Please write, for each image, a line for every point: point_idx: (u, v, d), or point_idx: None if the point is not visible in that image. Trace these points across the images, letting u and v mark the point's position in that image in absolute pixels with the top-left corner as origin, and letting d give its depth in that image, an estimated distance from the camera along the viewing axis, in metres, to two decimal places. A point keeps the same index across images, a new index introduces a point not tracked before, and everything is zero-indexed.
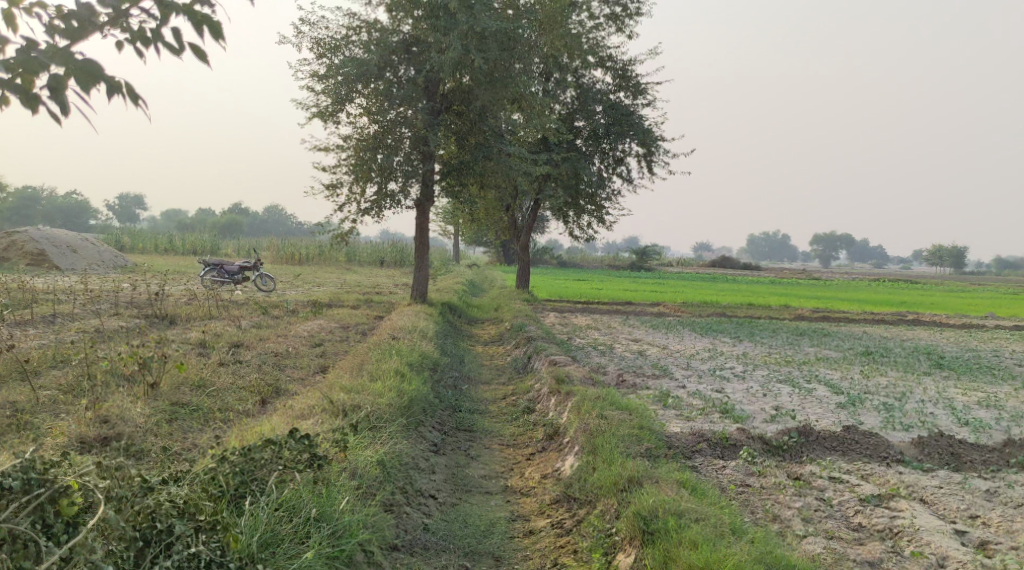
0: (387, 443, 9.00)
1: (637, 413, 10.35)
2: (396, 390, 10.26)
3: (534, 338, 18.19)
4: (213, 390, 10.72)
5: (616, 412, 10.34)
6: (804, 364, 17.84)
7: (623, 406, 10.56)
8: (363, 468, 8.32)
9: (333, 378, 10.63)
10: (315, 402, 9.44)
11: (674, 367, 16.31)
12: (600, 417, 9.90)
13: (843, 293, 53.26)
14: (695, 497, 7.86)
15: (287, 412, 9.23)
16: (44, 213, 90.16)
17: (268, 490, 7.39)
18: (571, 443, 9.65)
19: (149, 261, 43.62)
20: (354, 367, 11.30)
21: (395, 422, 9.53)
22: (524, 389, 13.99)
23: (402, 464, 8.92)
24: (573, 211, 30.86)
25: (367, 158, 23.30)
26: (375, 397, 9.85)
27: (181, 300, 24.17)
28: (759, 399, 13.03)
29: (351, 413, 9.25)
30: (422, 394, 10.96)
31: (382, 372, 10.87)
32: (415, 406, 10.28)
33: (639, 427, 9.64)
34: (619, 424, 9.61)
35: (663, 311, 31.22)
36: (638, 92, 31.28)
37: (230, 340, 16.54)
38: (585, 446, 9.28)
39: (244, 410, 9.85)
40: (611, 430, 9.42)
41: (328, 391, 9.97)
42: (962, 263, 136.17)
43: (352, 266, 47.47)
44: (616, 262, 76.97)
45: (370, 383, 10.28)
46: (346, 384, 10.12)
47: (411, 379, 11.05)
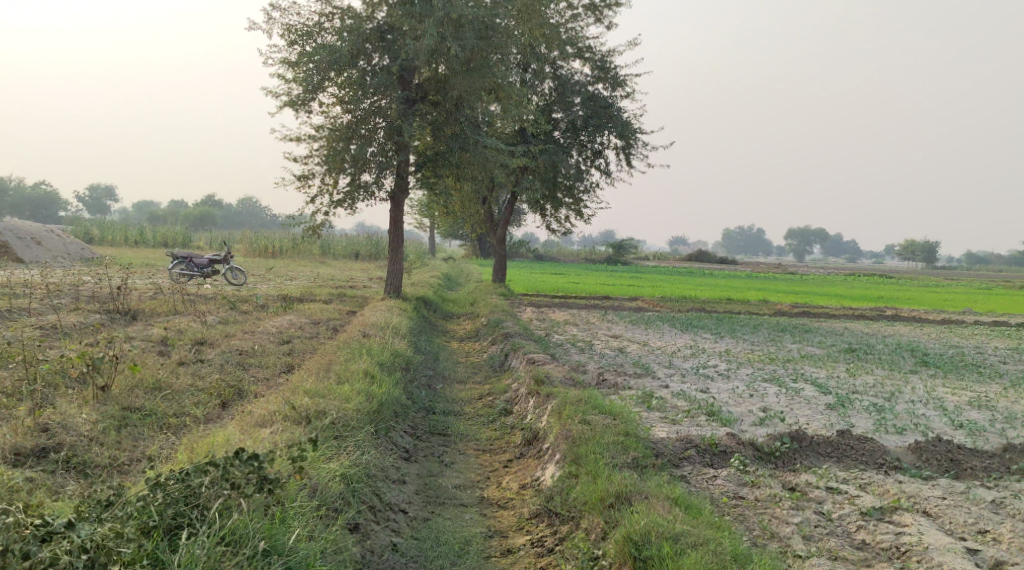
0: (354, 454, 8.40)
1: (621, 417, 9.80)
2: (364, 394, 9.65)
3: (512, 334, 17.63)
4: (169, 392, 10.07)
5: (599, 416, 9.80)
6: (788, 361, 17.41)
7: (606, 410, 10.00)
8: (324, 485, 7.78)
9: (298, 381, 10.01)
10: (276, 408, 8.82)
11: (656, 365, 15.81)
12: (582, 423, 9.33)
13: (819, 287, 53.12)
14: (690, 516, 7.33)
15: (244, 421, 8.61)
16: (12, 203, 88.30)
17: (210, 520, 6.89)
18: (552, 451, 9.11)
19: (116, 253, 42.55)
20: (321, 368, 10.66)
21: (363, 430, 8.93)
22: (501, 389, 13.42)
23: (370, 476, 8.34)
24: (550, 204, 30.29)
25: (340, 148, 22.59)
26: (342, 402, 9.23)
27: (145, 294, 23.37)
28: (745, 400, 12.54)
29: (314, 421, 8.65)
30: (393, 396, 10.35)
31: (351, 374, 10.24)
32: (385, 411, 9.69)
33: (624, 433, 9.10)
34: (604, 430, 9.05)
35: (641, 306, 30.77)
36: (617, 83, 30.73)
37: (194, 337, 15.84)
38: (568, 456, 8.73)
39: (201, 415, 9.22)
40: (594, 438, 8.87)
41: (291, 395, 9.34)
42: (935, 257, 137.12)
43: (326, 259, 46.63)
44: (592, 256, 76.54)
45: (337, 386, 9.65)
46: (309, 387, 9.49)
47: (381, 381, 10.43)
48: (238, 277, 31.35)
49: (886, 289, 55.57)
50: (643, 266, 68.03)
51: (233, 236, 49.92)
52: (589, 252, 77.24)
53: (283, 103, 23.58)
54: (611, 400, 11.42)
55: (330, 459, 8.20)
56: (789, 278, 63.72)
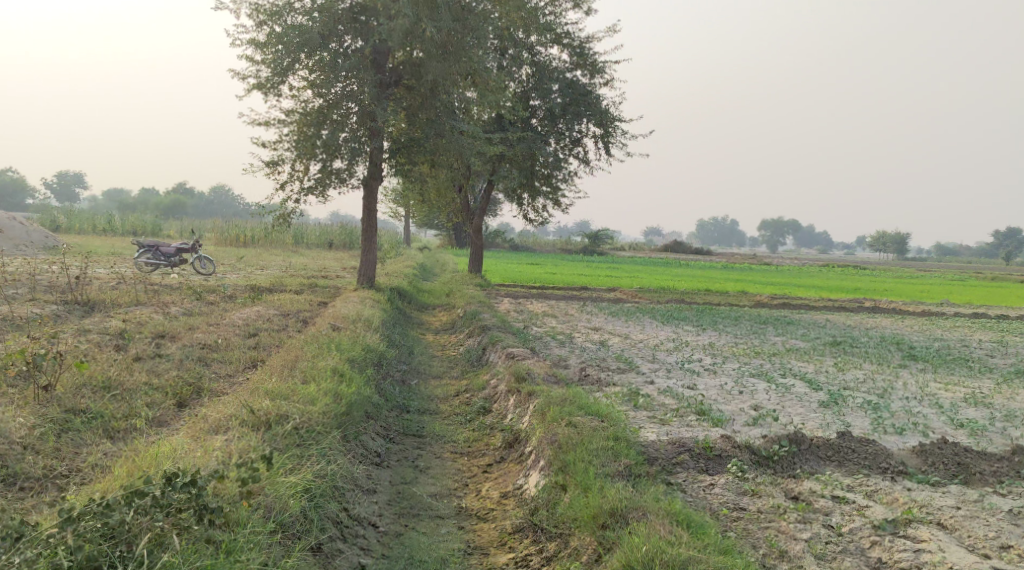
0: (319, 464, 7.75)
1: (608, 419, 9.17)
2: (331, 393, 8.91)
3: (489, 326, 16.96)
4: (120, 392, 9.35)
5: (585, 417, 9.15)
6: (774, 355, 16.86)
7: (592, 410, 9.36)
8: (281, 504, 7.17)
9: (261, 379, 9.28)
10: (232, 412, 8.11)
11: (639, 359, 15.21)
12: (569, 426, 8.67)
13: (795, 278, 52.89)
14: (695, 537, 6.75)
15: (197, 427, 7.93)
16: None
17: (136, 559, 6.30)
18: (536, 457, 8.49)
19: (82, 242, 41.37)
20: (287, 365, 9.92)
21: (330, 436, 8.27)
22: (478, 385, 12.74)
23: (336, 489, 7.72)
24: (528, 193, 29.60)
25: (311, 134, 21.76)
26: (307, 404, 8.52)
27: (107, 284, 22.47)
28: (735, 398, 11.95)
29: (275, 426, 7.97)
30: (363, 397, 9.64)
31: (318, 372, 9.50)
32: (355, 413, 8.99)
33: (613, 436, 8.47)
34: (592, 435, 8.38)
35: (621, 297, 30.21)
36: (596, 71, 30.04)
37: (154, 331, 15.03)
38: (554, 464, 8.12)
39: (152, 417, 8.54)
40: (581, 443, 8.24)
41: (251, 396, 8.59)
42: (906, 248, 137.94)
43: (299, 248, 45.67)
44: (569, 246, 75.92)
45: (302, 386, 8.92)
46: (272, 387, 8.77)
47: (352, 380, 9.71)
48: (206, 267, 30.43)
49: (862, 280, 55.44)
50: (620, 257, 67.59)
51: (204, 225, 48.74)
52: (564, 243, 76.63)
53: (251, 86, 22.74)
54: (596, 399, 10.77)
55: (291, 472, 7.53)
56: (764, 269, 63.50)
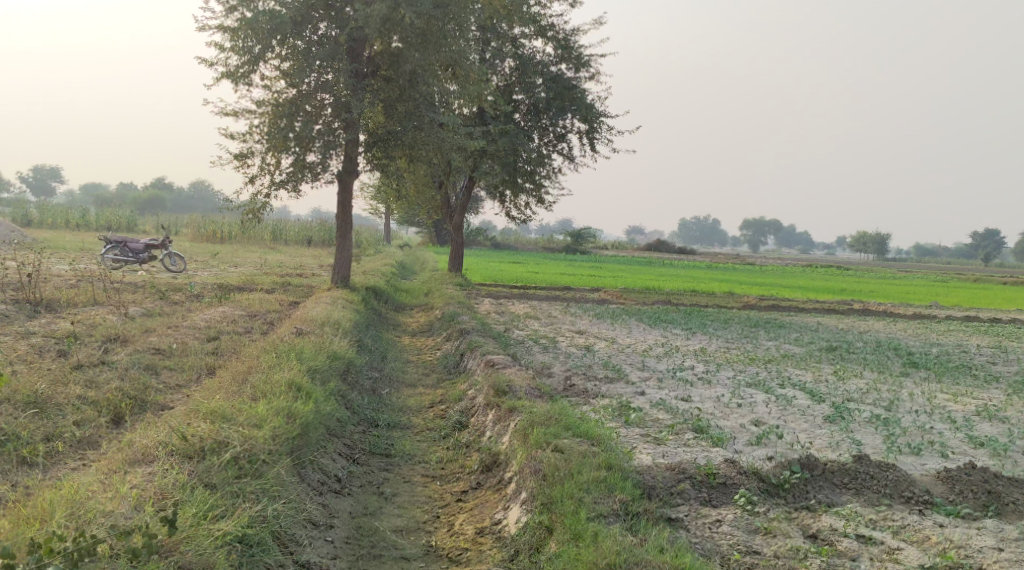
0: (260, 504, 6.84)
1: (600, 441, 8.19)
2: (283, 412, 7.92)
3: (468, 330, 15.94)
4: (47, 411, 8.32)
5: (573, 439, 8.18)
6: (769, 361, 15.96)
7: (581, 430, 8.35)
8: (210, 558, 6.21)
9: (205, 395, 8.27)
10: (160, 441, 7.19)
11: (628, 367, 14.23)
12: (554, 451, 7.74)
13: (779, 278, 52.37)
14: None
15: (118, 461, 7.02)
16: None
17: None
18: (516, 490, 7.58)
19: (51, 236, 40.01)
20: (239, 378, 8.89)
21: (280, 468, 7.33)
22: (455, 397, 11.72)
23: (281, 534, 6.81)
24: (510, 190, 28.60)
25: (282, 126, 20.69)
26: (253, 427, 7.56)
27: (65, 282, 21.29)
28: (734, 412, 10.99)
29: (209, 457, 7.06)
30: (324, 414, 8.62)
31: (273, 387, 8.48)
32: (311, 434, 8.02)
33: (606, 465, 7.54)
34: (581, 465, 7.47)
35: (605, 298, 29.26)
36: (580, 64, 29.07)
37: (105, 334, 13.95)
38: (538, 500, 7.21)
39: (74, 444, 7.58)
40: (570, 474, 7.34)
41: (187, 417, 7.61)
42: (886, 248, 137.85)
43: (275, 245, 44.39)
44: (551, 245, 74.94)
45: (251, 405, 7.94)
46: (215, 405, 7.83)
47: (312, 395, 8.69)
48: (175, 263, 29.25)
49: (845, 281, 54.79)
50: (602, 256, 66.68)
51: (179, 220, 47.40)
52: (546, 242, 75.65)
53: (220, 75, 21.65)
54: (582, 416, 9.80)
55: (226, 517, 6.61)
56: (747, 269, 62.76)
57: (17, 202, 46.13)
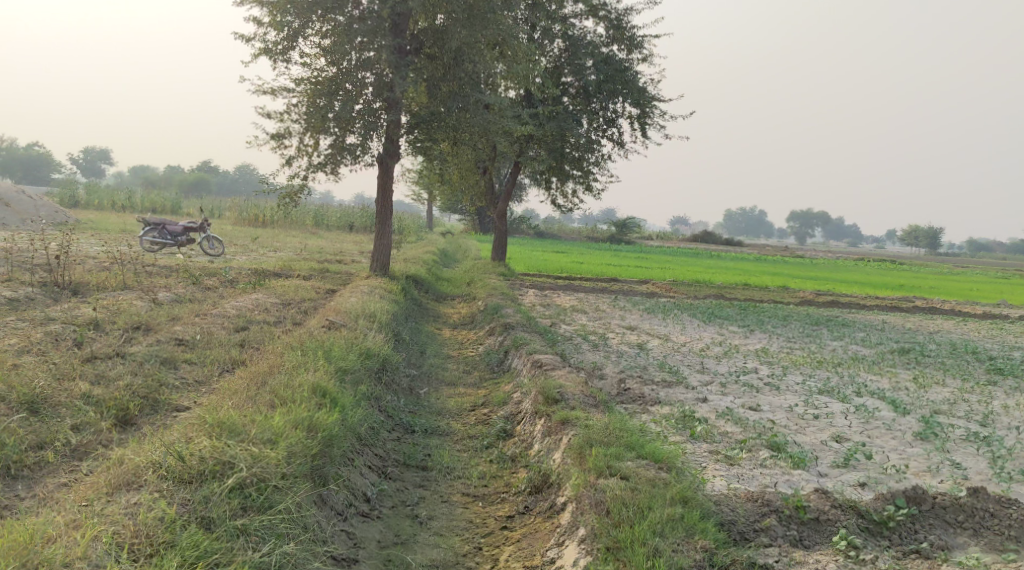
0: (268, 544, 6.28)
1: (669, 464, 7.27)
2: (301, 423, 7.23)
3: (513, 325, 14.90)
4: (47, 419, 7.52)
5: (638, 462, 7.31)
6: (838, 364, 14.67)
7: (646, 451, 7.42)
8: None
9: (216, 402, 7.49)
10: (153, 459, 6.66)
11: (687, 369, 13.09)
12: (621, 479, 7.01)
13: (834, 273, 50.33)
14: None
15: (106, 482, 6.52)
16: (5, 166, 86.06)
17: None
18: (574, 528, 6.86)
19: (95, 217, 39.81)
20: (258, 380, 8.02)
21: (295, 496, 6.67)
22: (498, 400, 10.68)
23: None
24: (557, 176, 27.45)
25: (322, 105, 19.75)
26: (267, 446, 6.85)
27: (97, 265, 20.65)
28: (810, 425, 9.81)
29: (212, 481, 6.48)
30: (352, 424, 7.78)
31: (295, 395, 7.64)
32: (334, 448, 7.29)
33: (681, 497, 6.81)
34: (653, 501, 6.72)
35: (654, 291, 28.00)
36: (633, 46, 27.78)
37: (128, 322, 13.17)
38: (600, 542, 6.54)
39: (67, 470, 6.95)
40: (639, 511, 6.64)
41: (189, 433, 6.94)
42: (939, 243, 134.06)
43: (318, 230, 43.71)
44: (595, 235, 73.58)
45: (267, 416, 7.21)
46: (225, 411, 7.20)
47: (338, 404, 7.84)
48: (213, 248, 28.59)
49: (901, 276, 52.77)
50: (647, 247, 65.13)
51: (224, 203, 47.00)
52: (590, 231, 74.31)
53: (258, 52, 20.82)
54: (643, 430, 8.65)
55: (220, 566, 6.00)
56: (798, 262, 60.84)
57: (66, 183, 46.14)
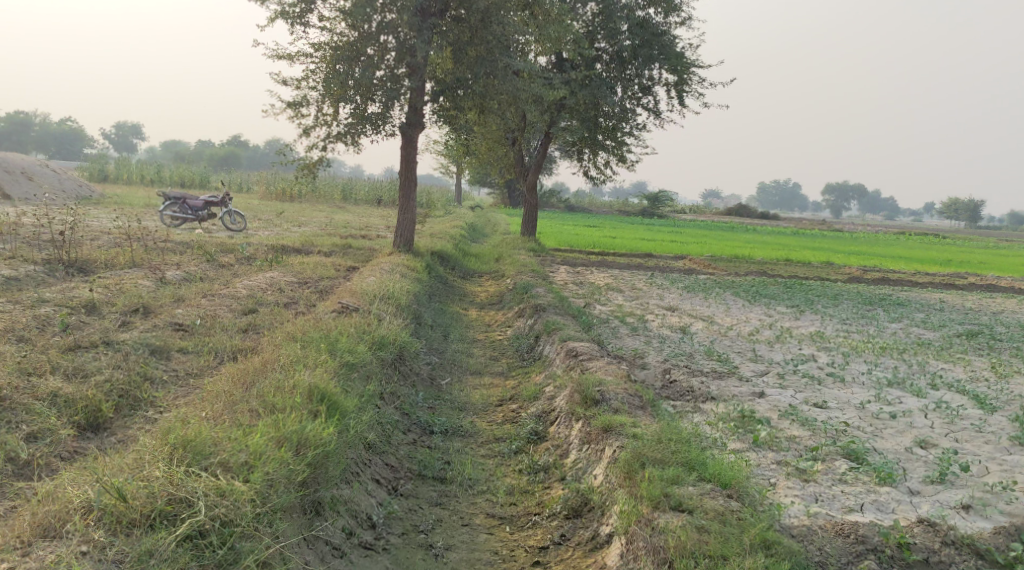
0: None
1: (739, 491, 6.34)
2: (286, 442, 6.34)
3: (545, 306, 13.65)
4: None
5: (700, 488, 6.35)
6: (903, 351, 13.29)
7: (710, 473, 6.48)
8: None
9: (181, 416, 6.56)
10: (87, 498, 5.72)
11: (737, 357, 11.81)
12: (682, 515, 6.06)
13: (878, 248, 48.39)
14: None
15: (28, 525, 5.62)
16: (38, 141, 85.85)
17: None
18: None
19: (122, 192, 39.02)
20: (244, 385, 7.03)
21: (276, 536, 5.82)
22: (529, 394, 9.50)
23: None
24: (589, 148, 26.09)
25: (342, 71, 18.50)
26: (235, 478, 5.94)
27: (108, 242, 19.63)
28: (888, 428, 8.51)
29: (159, 527, 5.60)
30: (355, 434, 6.94)
31: (281, 405, 6.69)
32: (330, 468, 6.44)
33: (762, 542, 5.85)
34: (728, 551, 5.74)
35: (691, 267, 26.63)
36: (671, 9, 26.20)
37: (128, 304, 12.08)
38: None
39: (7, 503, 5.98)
40: (713, 563, 5.66)
41: (140, 461, 6.02)
42: (979, 217, 130.74)
43: (345, 204, 42.59)
44: (627, 209, 71.94)
45: (235, 434, 6.28)
46: (195, 427, 6.30)
47: (335, 413, 6.90)
48: (235, 222, 27.54)
49: (946, 251, 50.76)
50: (681, 221, 63.48)
51: (252, 177, 46.07)
52: (622, 205, 72.67)
53: (275, 15, 19.60)
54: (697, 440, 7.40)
55: None
56: (835, 236, 59.05)
57: (96, 158, 45.50)
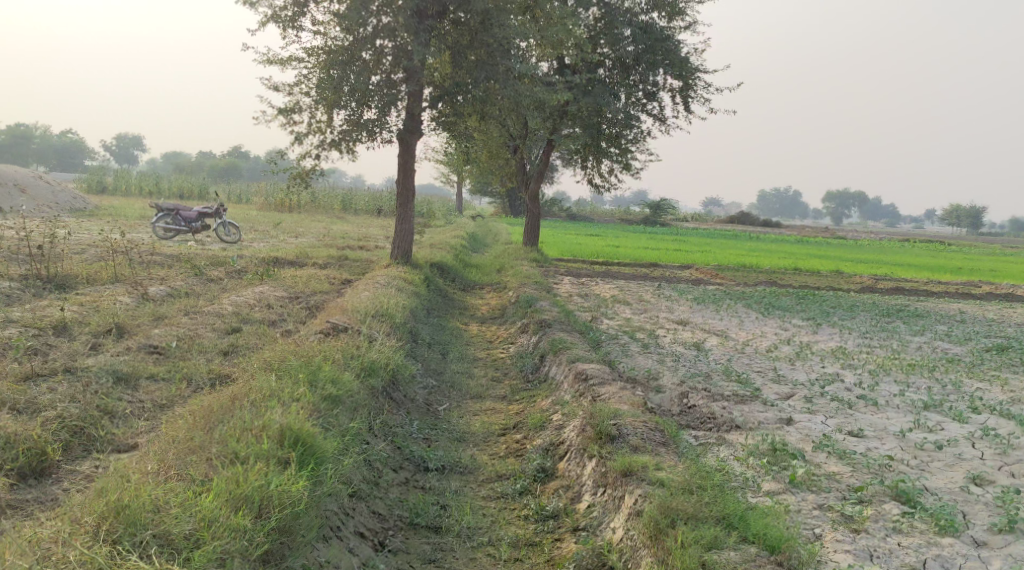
0: None
1: (789, 556, 5.65)
2: (245, 505, 5.60)
3: (550, 323, 12.77)
4: None
5: (742, 551, 5.68)
6: (934, 369, 12.39)
7: (753, 535, 5.81)
8: None
9: (122, 473, 5.82)
10: None
11: (759, 378, 10.93)
12: None
13: (886, 255, 47.45)
14: None
15: None
16: (38, 153, 85.10)
17: None
18: None
19: (118, 204, 38.11)
20: (203, 428, 6.26)
21: None
22: (534, 422, 8.62)
23: None
24: (592, 156, 25.25)
25: (336, 76, 17.61)
26: (171, 560, 5.22)
27: (93, 255, 18.74)
28: (937, 460, 7.64)
29: None
30: (332, 484, 6.21)
31: (239, 459, 5.95)
32: (299, 532, 5.72)
33: None
34: None
35: (699, 277, 25.76)
36: (675, 13, 25.38)
37: (101, 324, 11.19)
38: None
39: None
40: None
41: (58, 539, 5.31)
42: (981, 223, 129.77)
43: (345, 214, 41.78)
44: (628, 218, 71.10)
45: (181, 499, 5.55)
46: (134, 490, 5.59)
47: (306, 463, 6.15)
48: (229, 234, 26.65)
49: (955, 258, 49.80)
50: (684, 229, 62.67)
51: (250, 188, 45.10)
52: (624, 213, 71.86)
53: (266, 18, 18.80)
54: (728, 484, 6.58)
55: None
56: (841, 244, 58.16)
57: (94, 170, 44.59)
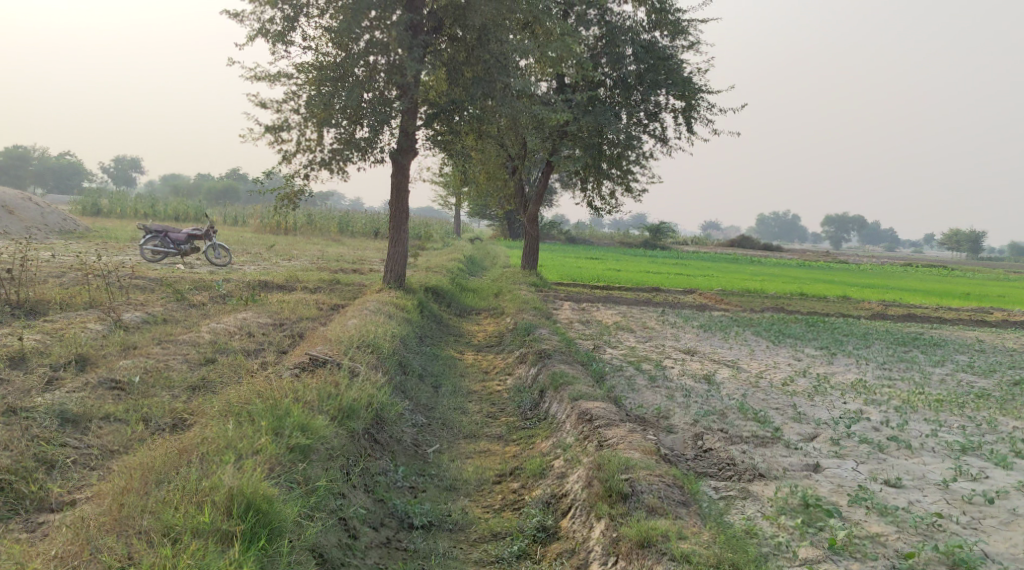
0: None
1: None
2: None
3: (550, 353, 11.86)
4: None
5: None
6: (963, 405, 11.47)
7: None
8: None
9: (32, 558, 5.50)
10: None
11: (778, 415, 10.04)
12: None
13: (891, 280, 46.54)
14: None
15: None
16: (35, 175, 84.28)
17: None
18: None
19: (110, 225, 37.12)
20: (138, 494, 5.86)
21: None
22: (533, 469, 7.72)
23: None
24: (592, 177, 24.46)
25: (327, 92, 16.78)
26: None
27: (71, 279, 17.85)
28: (991, 517, 6.78)
29: None
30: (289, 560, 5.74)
31: (168, 539, 5.55)
32: None
33: None
34: None
35: (703, 303, 24.91)
36: (677, 32, 24.66)
37: (64, 355, 10.30)
38: None
39: None
40: None
41: None
42: (981, 247, 129.07)
43: (342, 237, 40.83)
44: (628, 240, 70.26)
45: None
46: None
47: (254, 536, 5.71)
48: (219, 256, 25.73)
49: (960, 283, 48.87)
50: (685, 253, 61.77)
51: (247, 210, 44.13)
52: (623, 237, 71.02)
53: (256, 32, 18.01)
54: (758, 556, 5.81)
55: None
56: (843, 268, 57.29)
57: (89, 192, 43.67)
